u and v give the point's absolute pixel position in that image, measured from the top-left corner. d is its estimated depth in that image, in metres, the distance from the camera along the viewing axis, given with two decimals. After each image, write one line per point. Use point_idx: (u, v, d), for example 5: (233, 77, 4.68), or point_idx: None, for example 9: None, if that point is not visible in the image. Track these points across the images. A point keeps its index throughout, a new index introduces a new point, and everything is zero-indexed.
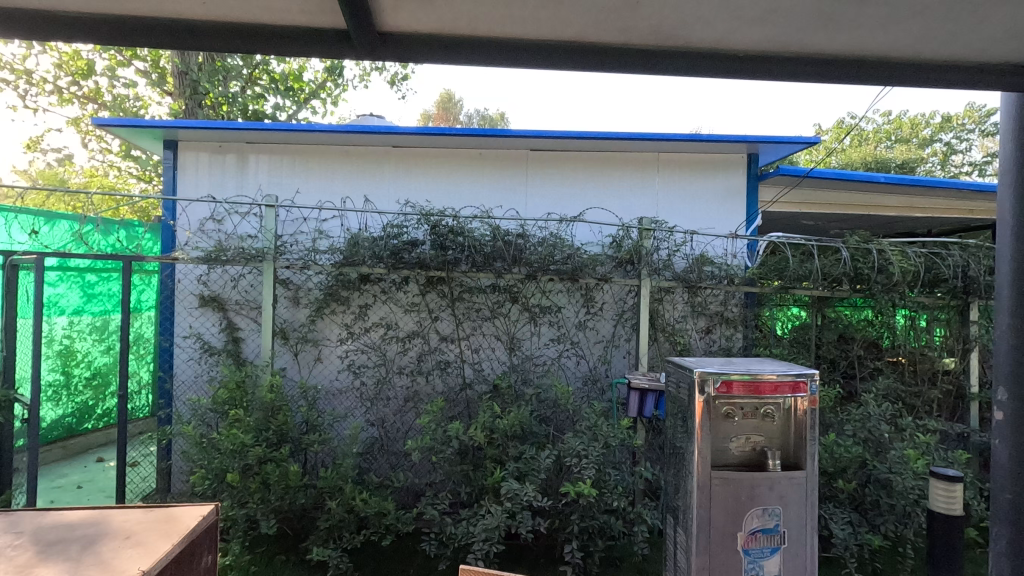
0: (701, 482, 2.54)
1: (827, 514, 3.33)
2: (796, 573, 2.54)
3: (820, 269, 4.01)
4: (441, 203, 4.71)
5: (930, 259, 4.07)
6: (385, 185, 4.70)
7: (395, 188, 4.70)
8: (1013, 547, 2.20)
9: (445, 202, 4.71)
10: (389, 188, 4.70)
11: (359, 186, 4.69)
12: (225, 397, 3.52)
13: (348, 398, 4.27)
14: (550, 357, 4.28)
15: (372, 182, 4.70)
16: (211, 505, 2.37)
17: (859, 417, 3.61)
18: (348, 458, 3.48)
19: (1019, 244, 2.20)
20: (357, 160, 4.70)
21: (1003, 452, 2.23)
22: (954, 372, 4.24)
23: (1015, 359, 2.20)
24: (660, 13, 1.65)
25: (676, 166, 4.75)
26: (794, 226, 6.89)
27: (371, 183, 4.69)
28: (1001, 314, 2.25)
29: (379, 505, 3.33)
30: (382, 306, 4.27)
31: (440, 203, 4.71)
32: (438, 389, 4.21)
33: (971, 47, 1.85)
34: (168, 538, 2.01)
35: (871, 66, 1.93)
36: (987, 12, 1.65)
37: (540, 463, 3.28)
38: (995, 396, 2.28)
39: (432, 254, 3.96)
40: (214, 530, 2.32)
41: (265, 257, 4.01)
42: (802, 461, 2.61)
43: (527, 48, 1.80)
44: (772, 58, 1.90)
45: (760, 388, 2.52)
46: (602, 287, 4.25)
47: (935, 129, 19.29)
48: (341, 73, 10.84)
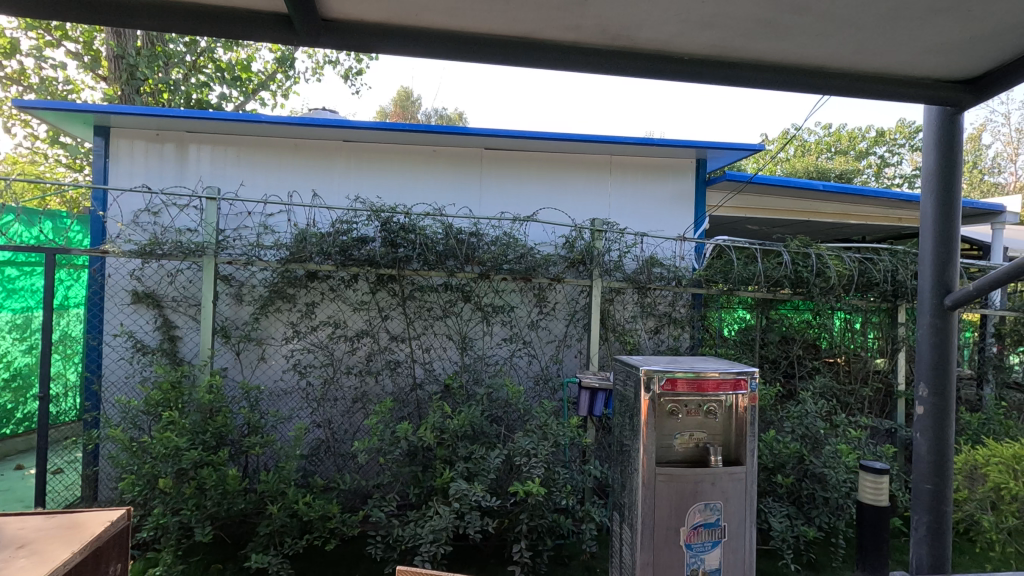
0: (645, 479, 2.58)
1: (767, 508, 3.44)
2: (736, 566, 2.61)
3: (763, 271, 4.20)
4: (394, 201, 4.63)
5: (864, 264, 4.31)
6: (335, 181, 4.59)
7: (346, 184, 4.59)
8: (932, 533, 2.34)
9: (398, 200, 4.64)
10: (340, 184, 4.59)
11: (308, 182, 4.56)
12: (159, 398, 3.32)
13: (294, 398, 4.12)
14: (502, 357, 4.27)
15: (321, 178, 4.57)
16: (122, 509, 2.24)
17: (798, 415, 3.77)
18: (291, 460, 3.35)
19: (940, 249, 2.33)
20: (307, 155, 4.56)
21: (923, 444, 2.36)
22: (883, 372, 4.48)
23: (935, 356, 2.34)
24: (610, 13, 1.66)
25: (628, 169, 4.84)
26: (740, 230, 7.13)
27: (320, 179, 4.56)
28: (923, 314, 2.39)
29: (323, 508, 3.23)
30: (330, 304, 4.15)
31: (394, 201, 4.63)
32: (387, 389, 4.14)
33: (899, 59, 1.96)
34: (68, 546, 1.88)
35: (808, 75, 2.01)
36: (913, 28, 1.75)
37: (489, 463, 3.26)
38: (917, 392, 2.40)
39: (383, 251, 3.88)
40: (124, 536, 2.19)
41: (205, 252, 3.83)
42: (742, 457, 2.68)
43: (476, 43, 1.79)
44: (717, 62, 1.95)
45: (704, 386, 2.58)
46: (554, 287, 4.28)
47: (870, 143, 20.38)
48: (291, 64, 10.57)
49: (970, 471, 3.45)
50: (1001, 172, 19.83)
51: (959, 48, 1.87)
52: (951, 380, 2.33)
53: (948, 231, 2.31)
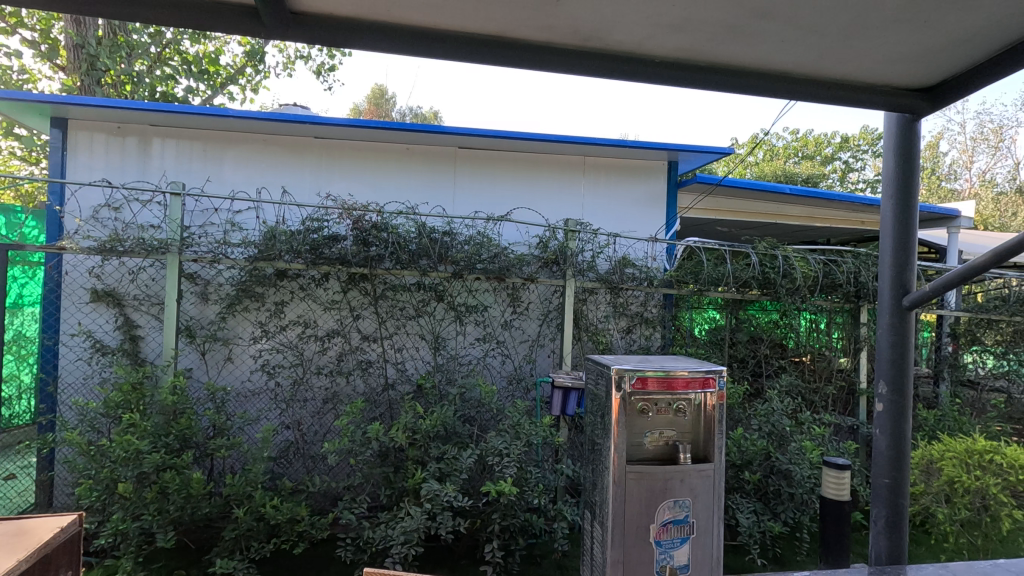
0: (615, 477, 2.60)
1: (735, 504, 3.52)
2: (704, 562, 2.66)
3: (732, 272, 4.29)
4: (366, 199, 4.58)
5: (828, 266, 4.44)
6: (306, 178, 4.51)
7: (317, 182, 4.52)
8: (890, 525, 2.42)
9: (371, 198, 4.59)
10: (311, 182, 4.52)
11: (278, 179, 4.47)
12: (119, 400, 3.21)
13: (262, 400, 4.03)
14: (475, 357, 4.26)
15: (291, 175, 4.49)
16: (73, 515, 2.16)
17: (765, 412, 3.87)
18: (259, 463, 3.27)
19: (898, 251, 2.41)
20: (276, 151, 4.48)
21: (882, 441, 2.44)
22: (846, 370, 4.61)
23: (894, 355, 2.41)
24: (582, 14, 1.67)
25: (602, 171, 4.89)
26: (711, 231, 7.27)
27: (289, 177, 4.48)
28: (882, 314, 2.46)
29: (291, 511, 3.17)
30: (300, 303, 4.07)
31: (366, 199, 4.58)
32: (359, 390, 4.09)
33: (861, 67, 2.02)
34: (13, 553, 1.79)
35: (774, 80, 2.06)
36: (873, 37, 1.80)
37: (461, 463, 3.25)
38: (876, 389, 2.48)
39: (355, 249, 3.83)
40: (75, 542, 2.11)
41: (169, 249, 3.72)
42: (710, 454, 2.73)
43: (448, 40, 1.78)
44: (686, 65, 1.98)
45: (673, 384, 2.63)
46: (528, 287, 4.29)
47: (835, 148, 21.00)
48: (261, 58, 10.38)
49: (926, 466, 3.57)
50: (957, 179, 20.69)
51: (917, 57, 1.93)
52: (908, 377, 2.41)
53: (906, 234, 2.39)
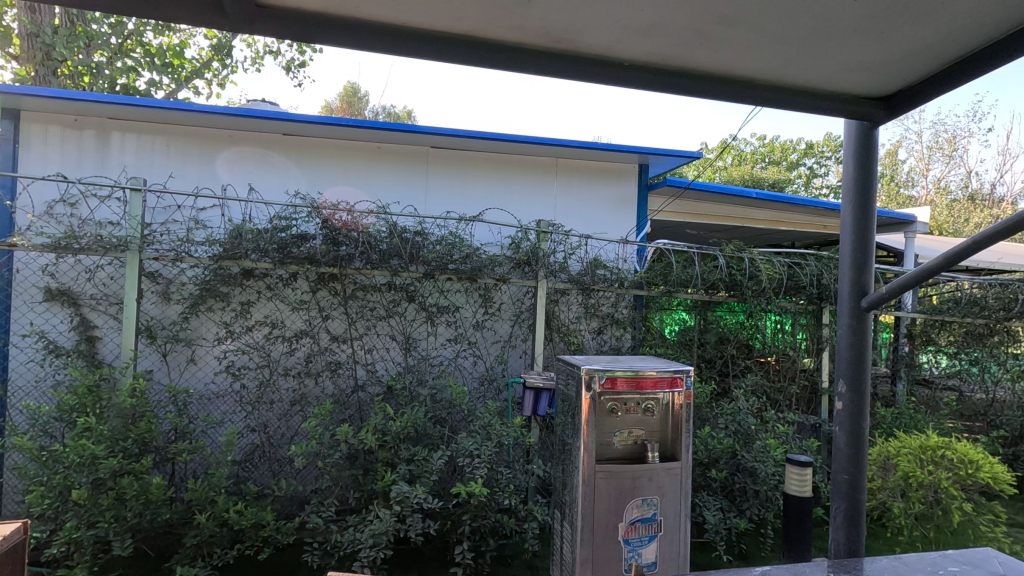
0: (585, 477, 2.62)
1: (702, 502, 3.58)
2: (671, 559, 2.70)
3: (700, 274, 4.38)
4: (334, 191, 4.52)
5: (792, 269, 4.57)
6: (270, 176, 4.42)
7: (280, 180, 4.44)
8: (848, 520, 2.50)
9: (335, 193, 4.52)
10: (277, 180, 4.44)
11: (242, 176, 4.38)
12: (73, 403, 3.08)
13: (226, 402, 3.92)
14: (446, 358, 4.23)
15: (256, 172, 4.39)
16: (17, 524, 2.07)
17: (731, 411, 3.96)
18: (222, 467, 3.18)
19: (857, 254, 2.49)
20: (241, 147, 4.38)
21: (842, 437, 2.52)
22: (809, 370, 4.75)
23: (853, 355, 2.49)
24: (552, 16, 1.68)
25: (574, 172, 4.93)
26: (680, 234, 7.40)
27: (253, 174, 4.39)
28: (843, 315, 2.54)
29: (256, 516, 3.09)
30: (267, 303, 3.98)
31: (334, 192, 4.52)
32: (327, 391, 4.02)
33: (822, 75, 2.08)
34: None
35: (740, 86, 2.11)
36: (833, 46, 1.86)
37: (432, 465, 3.22)
38: (837, 388, 2.56)
39: (324, 248, 3.77)
40: (16, 554, 2.03)
41: (129, 247, 3.59)
42: (678, 452, 2.77)
43: (418, 38, 1.76)
44: (655, 69, 2.01)
45: (642, 383, 2.66)
46: (500, 287, 4.29)
47: (800, 154, 21.62)
48: (228, 52, 10.16)
49: (883, 462, 3.70)
50: (915, 186, 21.53)
51: (874, 66, 2.01)
52: (866, 376, 2.49)
53: (865, 239, 2.47)
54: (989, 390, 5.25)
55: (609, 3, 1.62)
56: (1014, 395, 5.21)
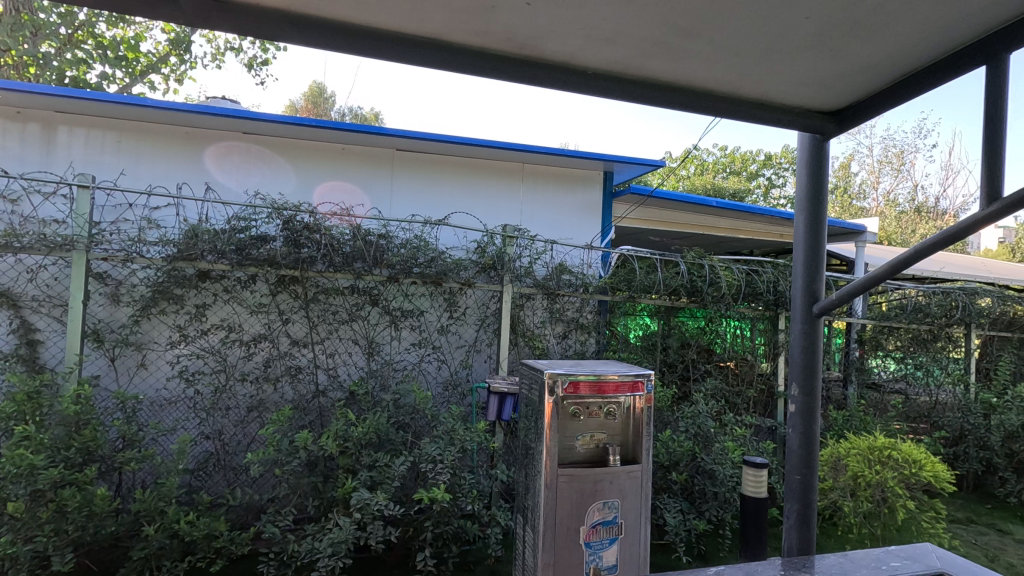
0: (548, 480, 2.63)
1: (663, 504, 3.63)
2: (631, 561, 2.73)
3: (663, 280, 4.45)
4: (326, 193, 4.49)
5: (750, 276, 4.71)
6: (256, 175, 4.36)
7: (265, 180, 4.38)
8: (801, 519, 2.58)
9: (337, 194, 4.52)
10: (260, 178, 4.37)
11: (218, 173, 4.29)
12: (11, 411, 2.89)
13: (178, 408, 3.77)
14: (410, 363, 4.18)
15: (235, 170, 4.32)
16: None
17: (691, 414, 4.03)
18: (173, 476, 3.06)
19: (810, 262, 2.58)
20: (217, 145, 4.30)
21: (795, 439, 2.60)
22: (766, 374, 4.89)
23: (805, 359, 2.58)
24: (516, 21, 1.69)
25: (539, 178, 4.97)
26: (643, 240, 7.54)
27: (235, 172, 4.32)
28: (796, 320, 2.62)
29: (209, 527, 2.98)
30: (224, 306, 3.86)
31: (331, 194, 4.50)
32: (287, 397, 3.91)
33: (777, 89, 2.16)
34: None
35: (698, 97, 2.16)
36: (787, 61, 1.93)
37: (394, 471, 3.18)
38: (790, 391, 2.64)
39: (285, 250, 3.69)
40: None
41: (75, 247, 3.42)
42: (638, 455, 2.80)
43: (382, 38, 1.75)
44: (617, 77, 2.05)
45: (604, 388, 2.69)
46: (465, 292, 4.28)
47: (760, 165, 22.33)
48: (187, 48, 9.88)
49: (834, 463, 3.83)
50: (866, 198, 22.50)
51: (824, 81, 2.09)
52: (817, 380, 2.58)
53: (816, 247, 2.56)
54: (932, 393, 5.51)
55: (573, 11, 1.65)
56: (954, 397, 5.49)
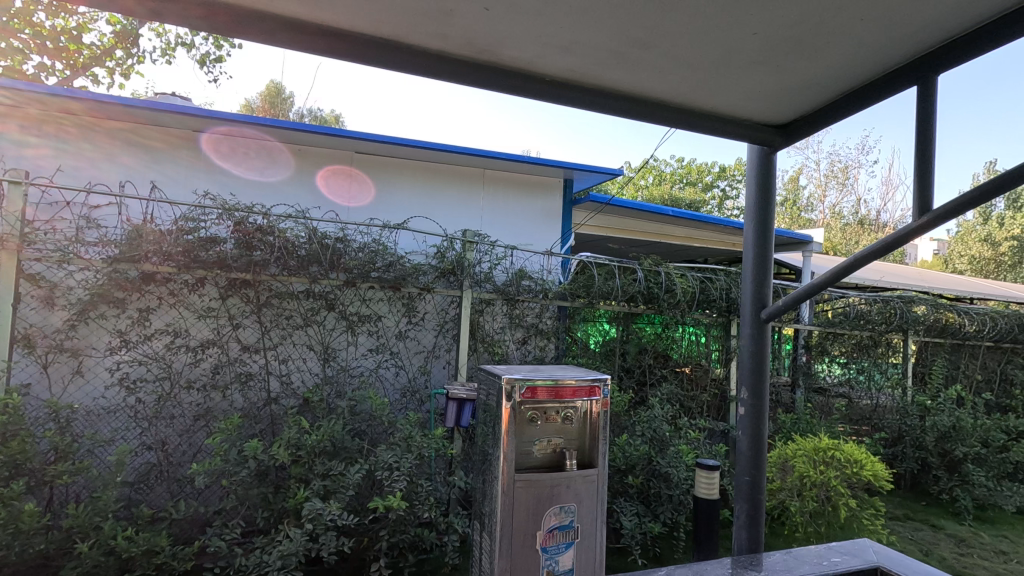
0: (504, 487, 2.62)
1: (619, 508, 3.68)
2: (587, 564, 2.75)
3: (620, 287, 4.55)
4: (322, 174, 4.47)
5: (704, 283, 4.85)
6: (254, 161, 4.33)
7: (261, 168, 4.34)
8: (749, 520, 2.66)
9: (326, 182, 4.50)
10: (256, 166, 4.33)
11: (186, 170, 4.18)
12: None
13: (118, 418, 3.57)
14: (366, 368, 4.10)
15: (230, 156, 4.27)
16: None
17: (647, 419, 4.10)
18: (110, 489, 2.92)
19: (758, 269, 2.67)
20: (189, 142, 4.19)
21: (744, 441, 2.68)
22: (719, 378, 5.04)
23: (754, 363, 2.66)
24: (475, 26, 1.70)
25: (500, 185, 4.99)
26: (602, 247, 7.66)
27: (230, 158, 4.27)
28: (745, 326, 2.71)
29: (149, 541, 2.83)
30: (169, 311, 3.69)
31: (324, 176, 4.49)
32: (236, 405, 3.76)
33: (727, 101, 2.24)
34: None
35: (653, 106, 2.22)
36: (737, 75, 2.01)
37: (349, 480, 3.10)
38: (739, 395, 2.72)
39: (235, 253, 3.59)
40: None
41: (5, 246, 3.21)
42: (594, 460, 2.82)
43: (337, 38, 1.72)
44: (575, 85, 2.08)
45: (562, 393, 2.71)
46: (424, 297, 4.24)
47: (715, 177, 23.08)
48: (135, 40, 9.47)
49: (782, 464, 3.98)
50: (814, 210, 23.55)
51: (771, 96, 2.18)
52: (765, 383, 2.67)
53: (764, 255, 2.65)
54: (873, 396, 5.80)
55: (531, 18, 1.66)
56: (893, 400, 5.79)
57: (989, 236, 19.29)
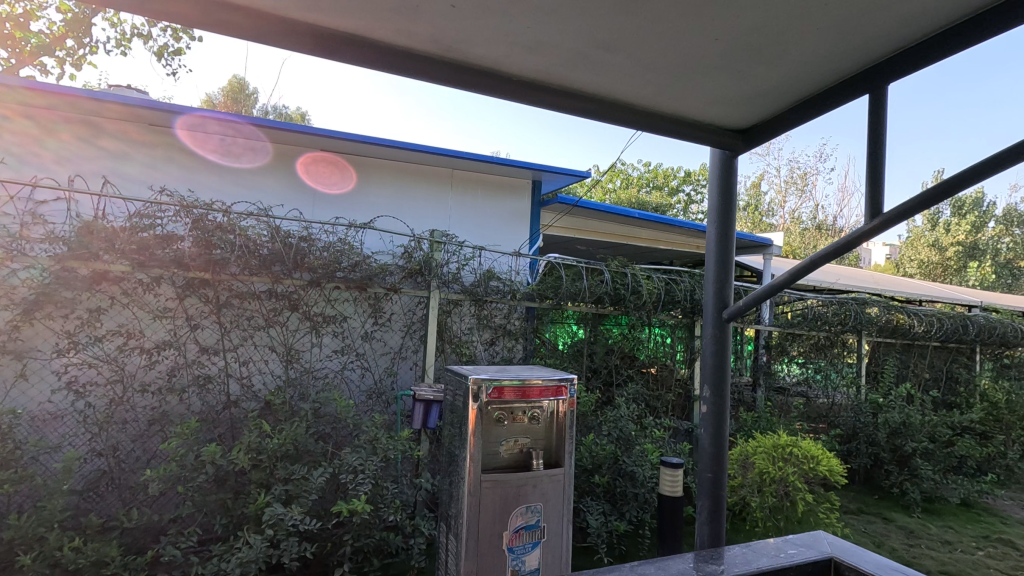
0: (471, 488, 2.60)
1: (586, 507, 3.71)
2: (553, 562, 2.76)
3: (588, 288, 4.58)
4: (311, 154, 4.47)
5: (669, 285, 4.94)
6: (232, 146, 4.27)
7: (240, 154, 4.29)
8: (712, 515, 2.71)
9: (303, 165, 4.46)
10: (229, 155, 4.26)
11: (139, 165, 4.03)
12: None
13: (66, 424, 3.40)
14: (331, 370, 4.03)
15: (207, 142, 4.20)
16: None
17: (614, 419, 4.14)
18: (57, 498, 2.78)
19: (720, 269, 2.73)
20: (144, 136, 4.05)
21: (707, 439, 2.73)
22: (683, 378, 5.15)
23: (716, 362, 2.72)
24: (441, 24, 1.68)
25: (468, 185, 4.98)
26: (570, 249, 7.72)
27: (207, 144, 4.20)
28: (707, 325, 2.76)
29: (98, 552, 2.70)
30: (122, 311, 3.54)
31: (307, 156, 4.48)
32: (193, 409, 3.62)
33: (690, 106, 2.29)
34: None
35: (617, 109, 2.25)
36: (700, 79, 2.05)
37: (312, 483, 3.04)
38: (702, 393, 2.78)
39: (194, 252, 3.47)
40: None
41: None
42: (561, 459, 2.83)
43: (299, 31, 1.68)
44: (541, 86, 2.09)
45: (528, 392, 2.71)
46: (390, 297, 4.19)
47: (681, 181, 23.56)
48: (88, 30, 9.08)
49: (743, 461, 4.09)
50: (774, 215, 24.29)
51: (732, 102, 2.25)
52: (726, 381, 2.73)
53: (725, 256, 2.72)
54: (829, 395, 6.01)
55: (498, 18, 1.66)
56: (848, 398, 6.00)
57: (936, 241, 20.26)
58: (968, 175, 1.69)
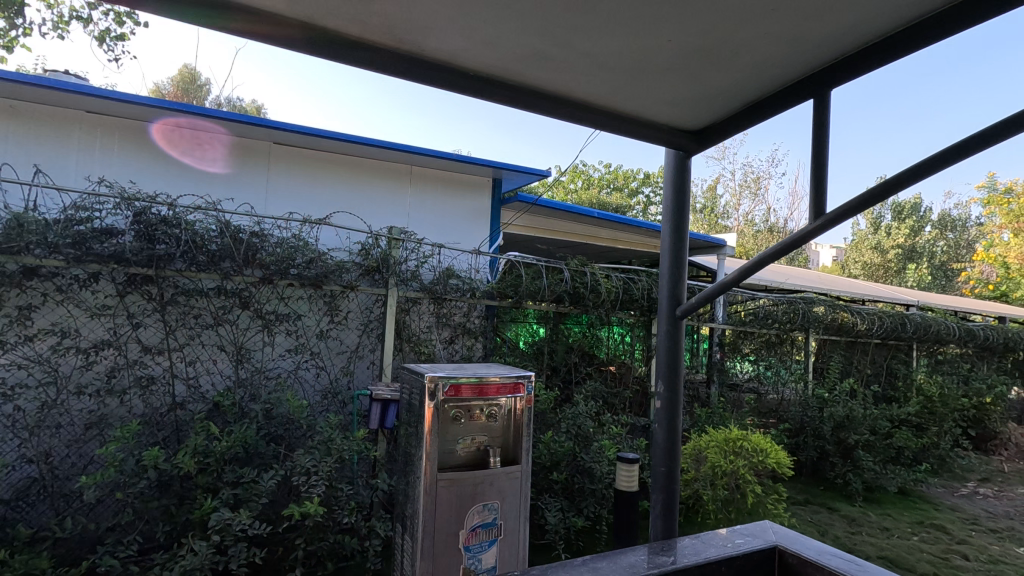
0: (426, 487, 2.57)
1: (544, 505, 3.72)
2: (509, 559, 2.77)
3: (547, 287, 4.59)
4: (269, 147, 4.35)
5: (627, 284, 5.02)
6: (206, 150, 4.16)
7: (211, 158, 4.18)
8: (665, 509, 2.76)
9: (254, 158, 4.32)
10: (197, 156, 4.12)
11: (75, 154, 3.82)
12: None
13: None
14: (284, 370, 3.91)
15: (180, 144, 4.08)
16: None
17: (572, 416, 4.17)
18: None
19: (673, 268, 2.78)
20: (82, 123, 3.84)
21: (661, 434, 2.77)
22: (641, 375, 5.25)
23: (670, 357, 2.77)
24: (395, 14, 1.64)
25: (428, 182, 4.93)
26: (531, 248, 7.74)
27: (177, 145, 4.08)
28: (661, 322, 2.81)
29: (27, 565, 2.53)
30: (54, 309, 3.34)
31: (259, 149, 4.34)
32: (135, 412, 3.44)
33: (645, 106, 2.33)
34: None
35: (574, 106, 2.26)
36: (654, 79, 2.08)
37: (262, 487, 2.94)
38: (657, 388, 2.82)
39: (135, 246, 3.30)
40: None
41: None
42: (517, 456, 2.83)
43: (245, 16, 1.61)
44: (498, 81, 2.07)
45: (485, 390, 2.70)
46: (347, 295, 4.10)
47: (641, 183, 23.99)
48: (21, 10, 8.50)
49: (697, 455, 4.20)
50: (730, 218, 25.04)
51: (685, 103, 2.30)
52: (680, 377, 2.77)
53: (678, 255, 2.77)
54: (779, 390, 6.23)
55: (455, 10, 1.64)
56: (796, 394, 6.23)
57: (878, 244, 21.34)
58: (903, 178, 1.78)
